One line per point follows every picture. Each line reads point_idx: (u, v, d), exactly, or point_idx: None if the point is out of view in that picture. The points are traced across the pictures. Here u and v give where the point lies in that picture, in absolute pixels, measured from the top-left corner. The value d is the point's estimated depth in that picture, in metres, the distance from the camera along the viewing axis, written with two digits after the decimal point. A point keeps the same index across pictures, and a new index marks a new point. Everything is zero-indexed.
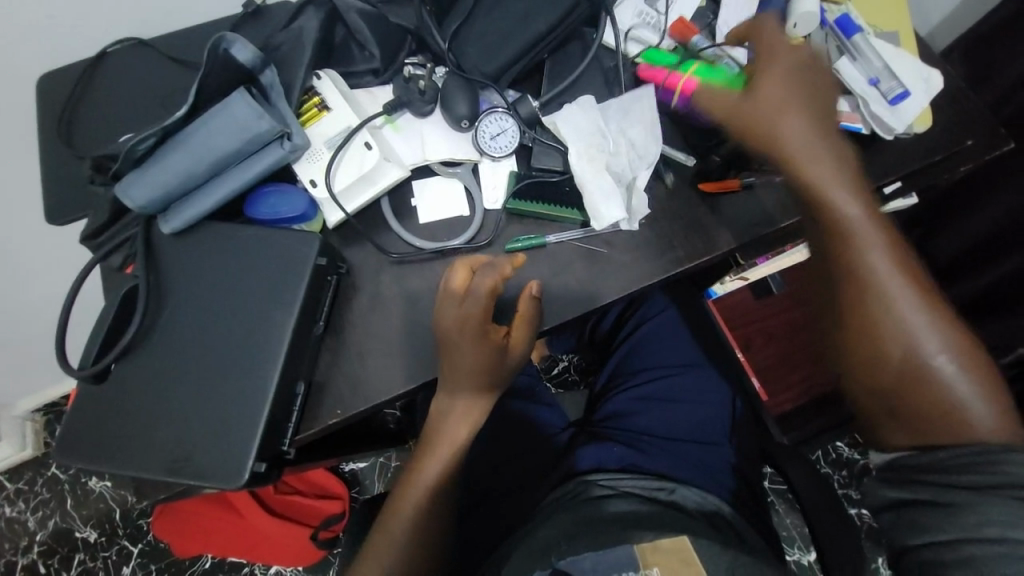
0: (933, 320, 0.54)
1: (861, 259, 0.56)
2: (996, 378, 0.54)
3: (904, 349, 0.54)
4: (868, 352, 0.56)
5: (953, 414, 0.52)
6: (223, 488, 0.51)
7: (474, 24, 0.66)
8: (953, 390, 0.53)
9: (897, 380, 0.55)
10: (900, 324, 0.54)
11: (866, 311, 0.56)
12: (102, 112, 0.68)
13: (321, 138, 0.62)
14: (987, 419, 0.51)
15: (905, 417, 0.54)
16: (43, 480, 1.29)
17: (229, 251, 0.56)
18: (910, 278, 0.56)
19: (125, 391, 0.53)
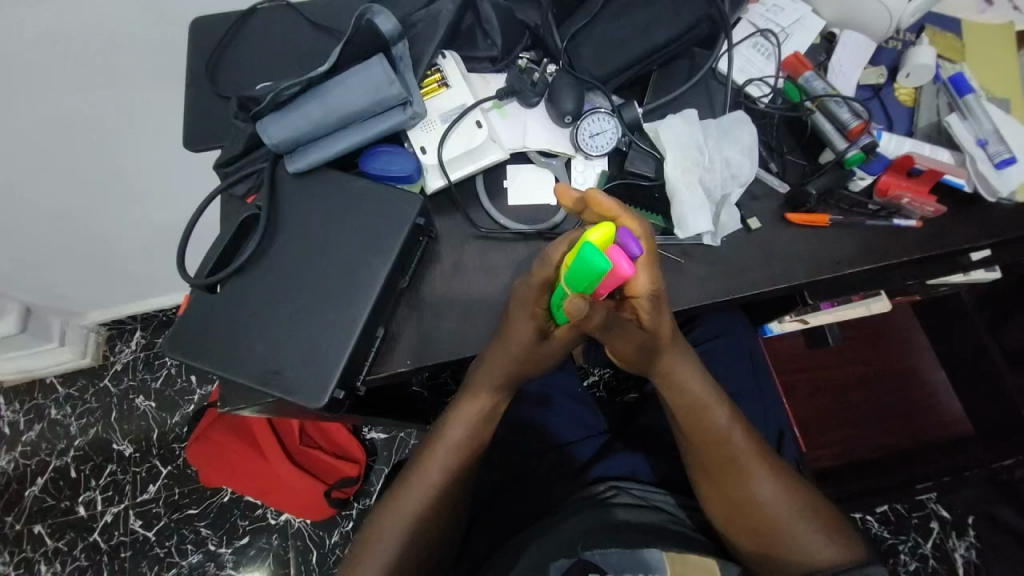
0: (767, 471, 0.64)
1: (724, 441, 0.64)
2: (829, 507, 0.65)
3: (769, 515, 0.63)
4: (749, 525, 0.64)
5: (806, 555, 0.62)
6: (304, 406, 0.55)
7: (596, 28, 0.69)
8: (808, 543, 0.62)
9: (764, 537, 0.63)
10: (758, 498, 0.63)
11: (725, 465, 0.64)
12: (242, 62, 0.76)
13: (437, 111, 0.67)
14: (830, 553, 0.62)
15: (780, 559, 0.63)
16: (94, 390, 1.37)
17: (340, 198, 0.62)
18: (754, 450, 0.65)
19: (229, 303, 0.59)
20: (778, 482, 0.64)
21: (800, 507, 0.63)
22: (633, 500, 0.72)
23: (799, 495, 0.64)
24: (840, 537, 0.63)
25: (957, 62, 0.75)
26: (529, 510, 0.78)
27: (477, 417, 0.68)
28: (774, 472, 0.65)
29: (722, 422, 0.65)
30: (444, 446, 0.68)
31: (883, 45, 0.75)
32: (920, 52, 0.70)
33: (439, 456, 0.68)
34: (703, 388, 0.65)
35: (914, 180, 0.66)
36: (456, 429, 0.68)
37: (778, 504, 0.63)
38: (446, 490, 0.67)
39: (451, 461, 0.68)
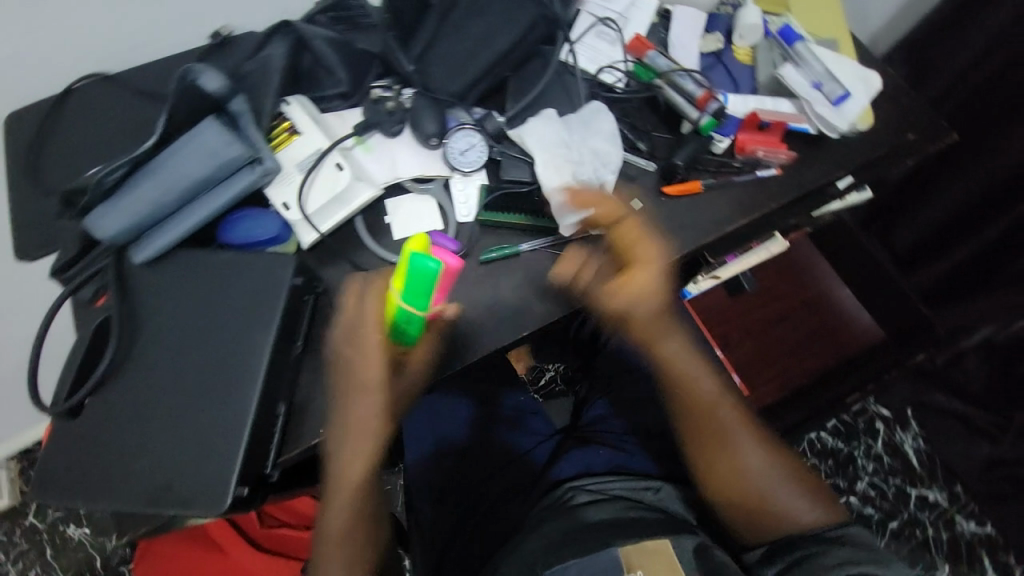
0: (753, 437, 0.70)
1: (709, 408, 0.71)
2: (811, 474, 0.70)
3: (750, 477, 0.69)
4: (736, 487, 0.69)
5: (787, 516, 0.67)
6: (208, 515, 0.50)
7: (438, 46, 0.68)
8: (789, 505, 0.67)
9: (745, 498, 0.68)
10: (740, 458, 0.69)
11: (715, 431, 0.71)
12: (67, 147, 0.67)
13: (292, 161, 0.64)
14: (811, 514, 0.66)
15: (760, 523, 0.67)
16: (20, 531, 1.20)
17: (202, 278, 0.56)
18: (741, 419, 0.71)
19: (99, 423, 0.53)
20: (759, 448, 0.70)
21: (780, 472, 0.69)
22: (591, 495, 0.72)
23: (782, 463, 0.70)
24: (820, 502, 0.67)
25: (781, 14, 0.80)
26: (496, 536, 0.76)
27: (358, 447, 0.57)
28: (758, 438, 0.71)
29: (710, 392, 0.72)
30: (337, 528, 0.60)
31: (716, 11, 0.79)
32: (745, 15, 0.75)
33: (337, 536, 0.60)
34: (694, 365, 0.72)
35: (765, 132, 0.72)
36: (340, 500, 0.59)
37: (759, 467, 0.69)
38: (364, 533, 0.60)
39: (354, 503, 0.59)
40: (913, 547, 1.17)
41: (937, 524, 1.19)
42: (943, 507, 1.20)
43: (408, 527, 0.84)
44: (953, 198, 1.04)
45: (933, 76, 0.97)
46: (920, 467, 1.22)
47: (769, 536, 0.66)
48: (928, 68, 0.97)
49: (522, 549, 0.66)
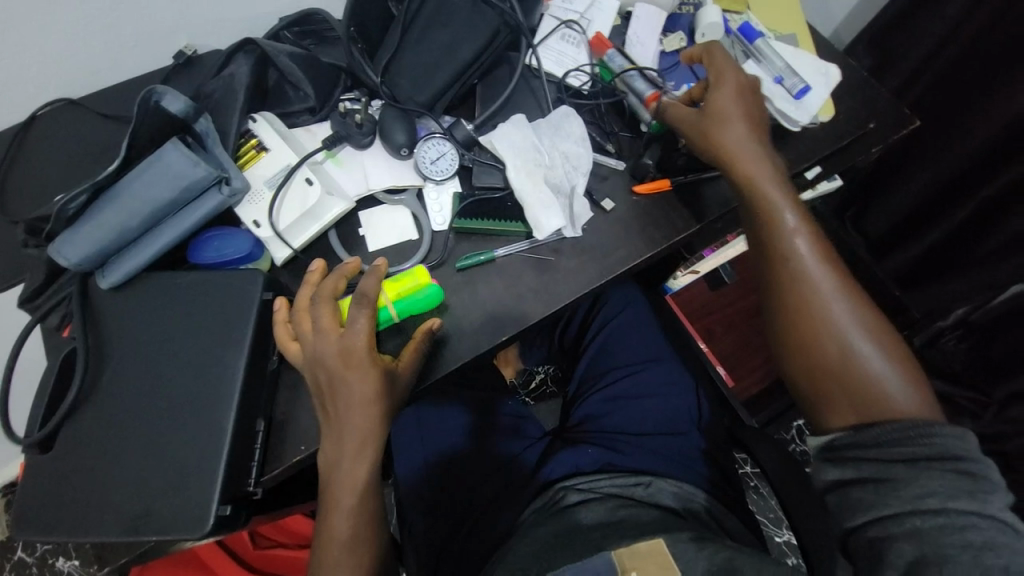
0: (847, 304, 0.58)
1: (792, 257, 0.60)
2: (909, 356, 0.57)
3: (833, 341, 0.57)
4: (804, 346, 0.58)
5: (876, 393, 0.54)
6: (188, 538, 0.49)
7: (403, 57, 0.68)
8: (879, 381, 0.55)
9: (823, 368, 0.57)
10: (828, 318, 0.57)
11: (795, 285, 0.59)
12: (36, 175, 0.67)
13: (261, 179, 0.63)
14: (905, 398, 0.53)
15: (841, 400, 0.56)
16: (8, 565, 1.17)
17: (173, 298, 0.56)
18: (832, 274, 0.59)
19: (74, 451, 0.52)
20: (852, 308, 0.58)
21: (873, 340, 0.57)
22: (582, 495, 0.73)
23: (883, 340, 0.57)
24: (917, 384, 0.54)
25: (743, 12, 0.82)
26: (485, 544, 0.75)
27: (355, 453, 0.55)
28: (853, 302, 0.58)
29: (795, 238, 0.60)
30: (337, 541, 0.58)
31: (677, 11, 0.80)
32: (706, 14, 0.77)
33: (339, 545, 0.58)
34: (785, 207, 0.61)
35: None
36: (343, 503, 0.57)
37: (848, 331, 0.57)
38: (365, 539, 0.59)
39: (353, 511, 0.57)
40: None
41: None
42: None
43: (399, 540, 0.83)
44: (922, 183, 1.06)
45: (896, 63, 1.01)
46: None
47: (844, 419, 0.55)
48: (891, 55, 1.01)
49: (510, 555, 0.66)
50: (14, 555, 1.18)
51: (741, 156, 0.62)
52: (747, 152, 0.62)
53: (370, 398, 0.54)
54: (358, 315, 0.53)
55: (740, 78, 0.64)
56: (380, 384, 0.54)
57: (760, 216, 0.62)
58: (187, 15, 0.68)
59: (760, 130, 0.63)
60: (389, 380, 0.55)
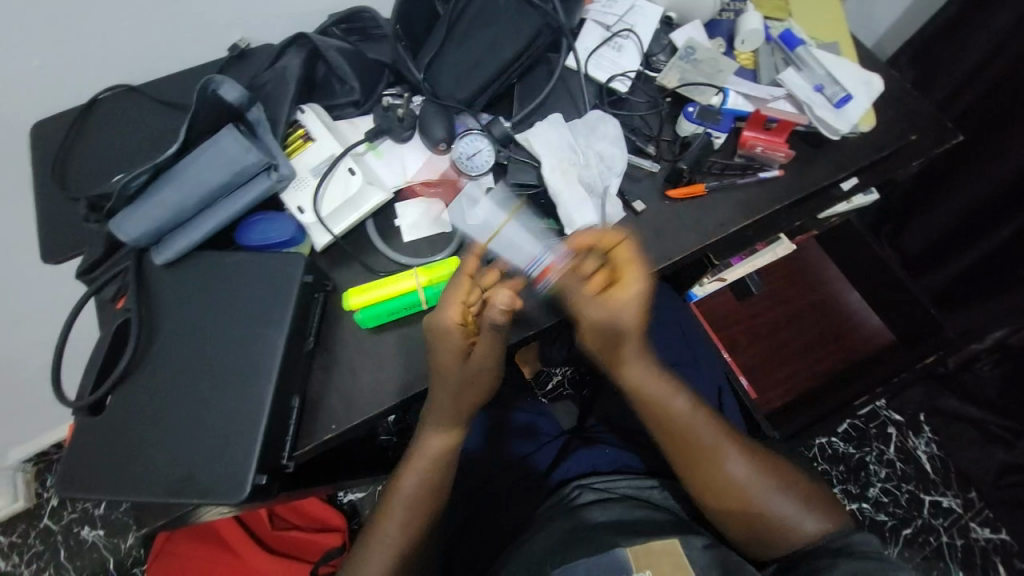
0: (744, 461, 0.64)
1: (692, 431, 0.65)
2: (803, 478, 0.65)
3: (745, 497, 0.63)
4: (721, 507, 0.63)
5: (791, 527, 0.62)
6: (224, 504, 0.52)
7: (447, 54, 0.70)
8: (789, 518, 0.62)
9: (740, 520, 0.63)
10: (733, 477, 0.63)
11: (697, 458, 0.64)
12: (94, 156, 0.71)
13: (306, 167, 0.66)
14: (813, 524, 0.61)
15: (761, 542, 0.62)
16: (35, 532, 1.23)
17: (219, 277, 0.59)
18: (724, 432, 0.65)
19: (123, 415, 0.55)
20: (753, 461, 0.65)
21: (775, 480, 0.64)
22: (598, 494, 0.73)
23: (776, 477, 0.64)
24: (821, 507, 0.63)
25: (784, 19, 0.82)
26: (498, 538, 0.76)
27: (443, 413, 0.62)
28: (743, 453, 0.65)
29: (687, 412, 0.65)
30: (401, 497, 0.63)
31: (718, 17, 0.80)
32: (747, 20, 0.77)
33: (398, 506, 0.63)
34: (682, 402, 0.65)
35: (770, 132, 0.72)
36: (396, 509, 0.63)
37: (755, 484, 0.63)
38: (420, 503, 0.63)
39: (425, 471, 0.64)
40: (927, 556, 1.15)
41: (953, 531, 1.16)
42: (958, 515, 1.17)
43: None
44: (964, 200, 1.03)
45: (942, 77, 0.98)
46: (933, 473, 1.20)
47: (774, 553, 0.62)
48: (936, 68, 0.98)
49: (524, 549, 0.67)
50: (42, 523, 1.24)
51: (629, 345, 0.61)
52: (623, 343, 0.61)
53: (451, 368, 0.57)
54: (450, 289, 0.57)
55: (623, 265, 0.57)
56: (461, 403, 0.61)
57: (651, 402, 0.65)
58: (244, 9, 0.72)
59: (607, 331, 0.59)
60: (461, 358, 0.57)
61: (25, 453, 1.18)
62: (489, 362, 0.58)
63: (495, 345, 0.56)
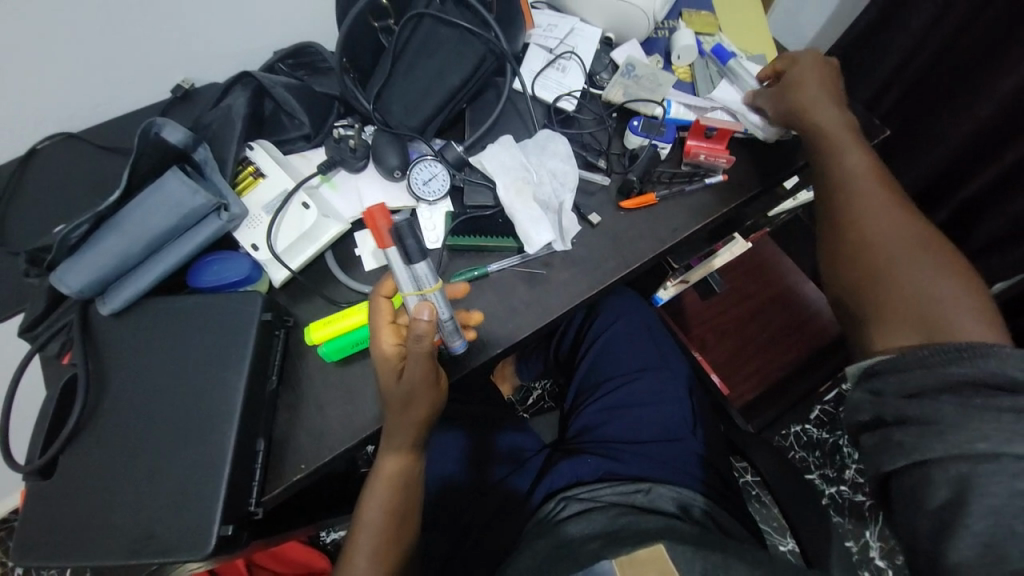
0: (926, 262, 0.58)
1: (852, 186, 0.64)
2: (990, 308, 0.56)
3: (914, 283, 0.57)
4: (847, 249, 0.62)
5: (937, 317, 0.55)
6: (190, 560, 0.49)
7: (395, 83, 0.72)
8: (941, 310, 0.55)
9: (882, 296, 0.58)
10: (889, 257, 0.60)
11: (840, 189, 0.65)
12: (33, 208, 0.68)
13: (259, 205, 0.65)
14: (974, 326, 0.53)
15: (901, 317, 0.56)
16: None
17: (172, 322, 0.57)
18: (897, 206, 0.63)
19: (73, 477, 0.52)
20: (941, 268, 0.58)
21: (961, 290, 0.56)
22: (584, 504, 0.73)
23: (960, 286, 0.57)
24: (992, 324, 0.54)
25: (715, 34, 0.87)
26: (488, 560, 0.74)
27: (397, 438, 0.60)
28: (931, 259, 0.59)
29: (855, 165, 0.66)
30: (370, 528, 0.62)
31: (653, 35, 0.85)
32: (680, 37, 0.81)
33: (364, 536, 0.62)
34: (858, 164, 0.66)
35: (711, 140, 0.75)
36: (363, 540, 0.62)
37: (933, 284, 0.57)
38: (392, 532, 0.63)
39: (390, 497, 0.63)
40: None
41: None
42: None
43: None
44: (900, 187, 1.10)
45: (865, 77, 1.06)
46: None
47: (906, 339, 0.55)
48: (859, 70, 1.06)
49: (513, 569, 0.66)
50: None
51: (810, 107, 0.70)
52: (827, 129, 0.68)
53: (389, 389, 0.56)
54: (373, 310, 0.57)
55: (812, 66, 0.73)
56: (410, 425, 0.59)
57: (842, 160, 0.66)
58: (185, 50, 0.71)
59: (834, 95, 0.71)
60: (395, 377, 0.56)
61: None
62: (422, 382, 0.55)
63: (421, 363, 0.54)
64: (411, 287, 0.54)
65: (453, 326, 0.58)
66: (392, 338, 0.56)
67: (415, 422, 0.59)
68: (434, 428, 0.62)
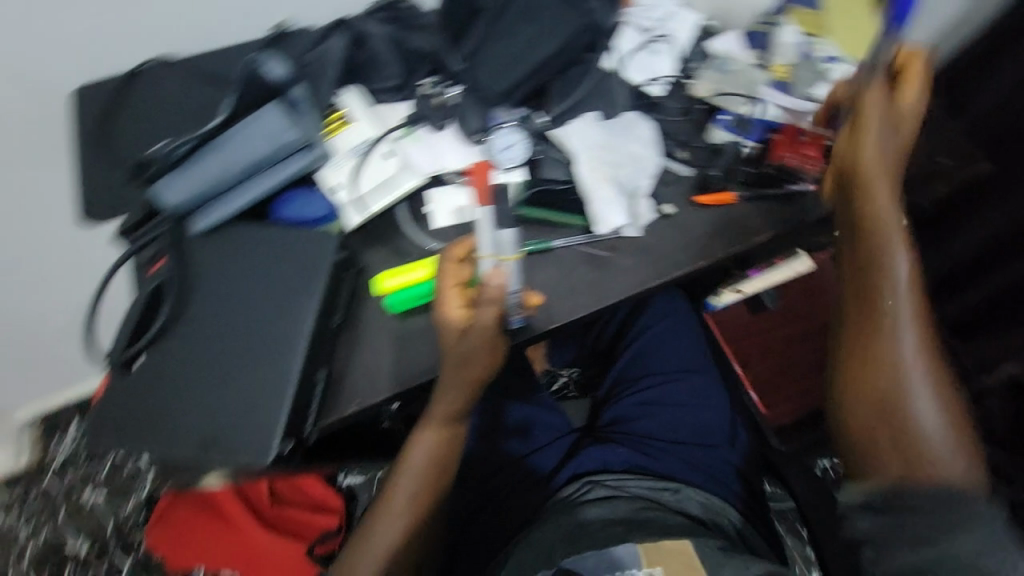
0: (929, 392, 0.58)
1: (880, 290, 0.61)
2: (972, 439, 0.57)
3: (911, 418, 0.58)
4: (860, 359, 0.61)
5: (921, 452, 0.57)
6: (252, 465, 0.54)
7: (488, 46, 0.71)
8: (928, 447, 0.57)
9: (885, 430, 0.58)
10: (895, 383, 0.59)
11: (867, 291, 0.61)
12: (133, 122, 0.72)
13: (345, 148, 0.67)
14: (954, 466, 0.55)
15: (888, 457, 0.58)
16: (38, 490, 1.28)
17: (254, 248, 0.60)
18: (919, 331, 0.60)
19: (154, 374, 0.57)
20: (939, 400, 0.58)
21: (953, 425, 0.57)
22: (609, 492, 0.76)
23: (956, 418, 0.58)
24: (971, 466, 0.56)
25: (820, 36, 0.80)
26: (510, 522, 0.78)
27: (456, 394, 0.61)
28: (936, 387, 0.58)
29: (896, 265, 0.60)
30: (411, 469, 0.65)
31: (753, 30, 0.80)
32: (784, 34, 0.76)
33: (405, 477, 0.65)
34: (898, 262, 0.60)
35: (802, 144, 0.72)
36: (404, 481, 0.65)
37: (930, 418, 0.57)
38: (433, 479, 0.66)
39: (435, 448, 0.65)
40: None
41: None
42: None
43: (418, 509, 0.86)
44: None
45: None
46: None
47: (892, 471, 0.57)
48: None
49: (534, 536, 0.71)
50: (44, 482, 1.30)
51: (867, 166, 0.61)
52: (873, 184, 0.61)
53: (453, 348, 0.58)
54: (444, 276, 0.60)
55: (908, 99, 0.62)
56: (463, 382, 0.60)
57: (875, 275, 0.61)
58: None
59: (894, 179, 0.62)
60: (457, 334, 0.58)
61: (55, 404, 1.26)
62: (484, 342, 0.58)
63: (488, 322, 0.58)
64: (489, 251, 0.59)
65: (516, 302, 0.62)
66: (459, 299, 0.59)
67: (475, 379, 0.60)
68: (481, 390, 0.64)
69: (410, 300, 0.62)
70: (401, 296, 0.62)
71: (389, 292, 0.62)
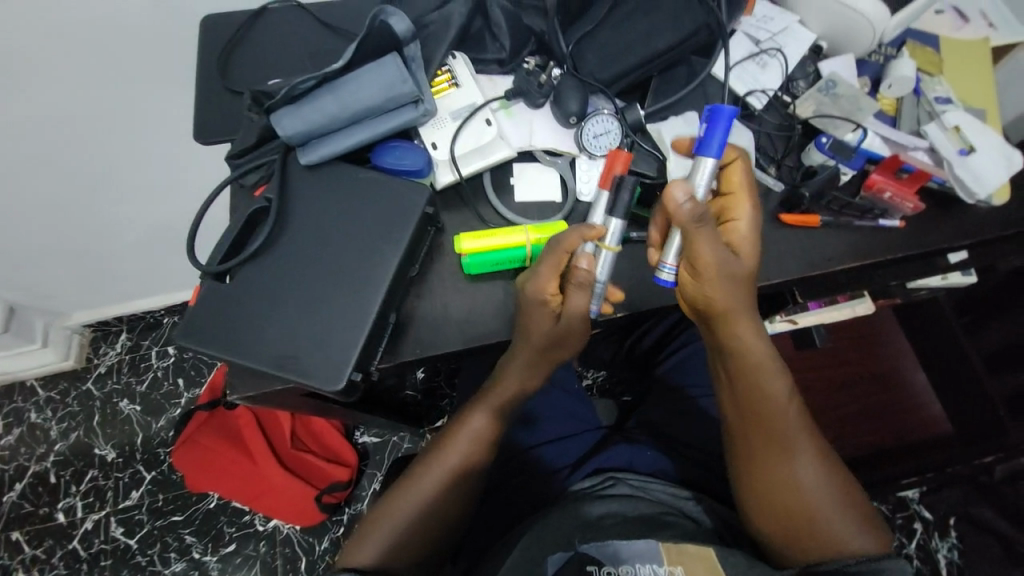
0: (813, 467, 0.63)
1: (763, 386, 0.64)
2: (859, 493, 0.64)
3: (803, 497, 0.62)
4: (754, 462, 0.65)
5: (823, 532, 0.62)
6: (321, 389, 0.57)
7: (599, 34, 0.72)
8: (829, 526, 0.62)
9: (793, 516, 0.63)
10: (783, 473, 0.63)
11: (752, 398, 0.64)
12: (249, 58, 0.77)
13: (447, 109, 0.70)
14: (854, 536, 0.61)
15: (796, 538, 0.62)
16: (76, 393, 1.35)
17: (353, 189, 0.63)
18: (797, 421, 0.64)
19: (243, 288, 0.60)
20: (825, 474, 0.63)
21: (841, 493, 0.63)
22: (630, 491, 0.75)
23: (840, 481, 0.64)
24: (869, 524, 0.62)
25: (935, 75, 0.78)
26: (530, 501, 0.79)
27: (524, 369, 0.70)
28: (818, 458, 0.64)
29: (768, 354, 0.64)
30: (469, 433, 0.72)
31: (867, 57, 0.79)
32: (901, 66, 0.75)
33: (462, 439, 0.72)
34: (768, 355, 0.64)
35: (900, 180, 0.70)
36: (461, 443, 0.72)
37: (822, 493, 0.62)
38: (487, 436, 0.73)
39: (491, 417, 0.73)
40: None
41: None
42: None
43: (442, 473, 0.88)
44: None
45: None
46: None
47: (809, 555, 0.62)
48: None
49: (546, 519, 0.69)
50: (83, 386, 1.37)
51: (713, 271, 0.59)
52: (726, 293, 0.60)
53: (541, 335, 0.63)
54: (544, 272, 0.59)
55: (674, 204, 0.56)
56: (537, 359, 0.68)
57: (757, 407, 0.64)
58: None
59: (745, 292, 0.62)
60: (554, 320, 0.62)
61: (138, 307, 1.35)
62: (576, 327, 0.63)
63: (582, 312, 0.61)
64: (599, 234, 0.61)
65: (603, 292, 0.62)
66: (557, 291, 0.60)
67: (554, 358, 0.68)
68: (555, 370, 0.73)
69: (488, 263, 0.64)
70: (481, 260, 0.64)
71: (470, 252, 0.63)
